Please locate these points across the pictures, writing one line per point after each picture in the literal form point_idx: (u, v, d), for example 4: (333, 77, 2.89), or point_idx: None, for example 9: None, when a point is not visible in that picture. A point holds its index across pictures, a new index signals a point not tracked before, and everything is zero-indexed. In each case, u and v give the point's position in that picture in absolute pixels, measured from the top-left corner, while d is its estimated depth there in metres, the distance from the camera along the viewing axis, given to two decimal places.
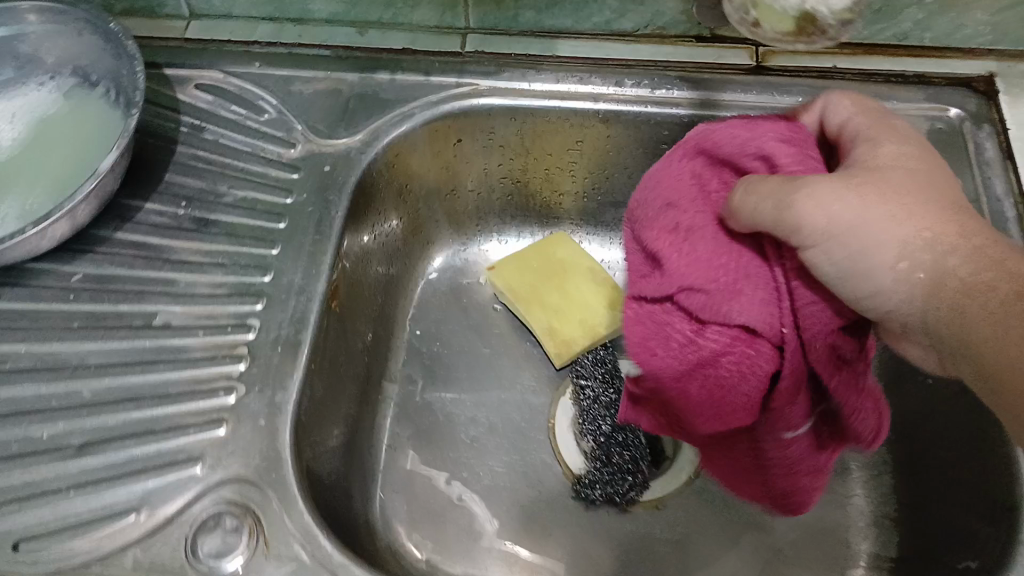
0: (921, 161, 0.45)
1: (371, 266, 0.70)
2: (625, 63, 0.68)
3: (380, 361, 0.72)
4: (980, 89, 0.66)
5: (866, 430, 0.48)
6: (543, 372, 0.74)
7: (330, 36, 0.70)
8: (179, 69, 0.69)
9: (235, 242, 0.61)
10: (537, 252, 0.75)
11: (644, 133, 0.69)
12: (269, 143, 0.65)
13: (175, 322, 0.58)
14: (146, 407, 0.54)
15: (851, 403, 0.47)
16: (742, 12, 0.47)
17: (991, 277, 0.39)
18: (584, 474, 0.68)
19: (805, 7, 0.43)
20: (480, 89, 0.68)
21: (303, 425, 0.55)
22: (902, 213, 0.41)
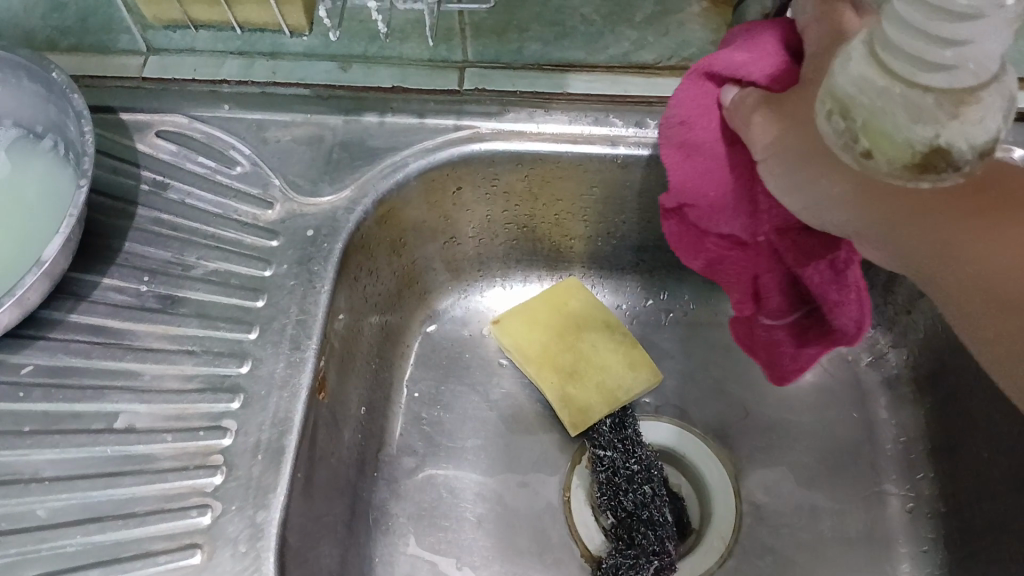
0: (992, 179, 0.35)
1: (365, 330, 0.62)
2: (645, 100, 0.60)
3: (375, 435, 0.64)
4: None
5: (849, 325, 0.46)
6: (556, 436, 0.66)
7: (308, 74, 0.61)
8: (137, 114, 0.61)
9: (207, 324, 0.53)
10: (547, 303, 0.68)
11: (667, 179, 0.61)
12: (242, 203, 0.58)
13: (140, 424, 0.50)
14: (110, 530, 0.47)
15: (828, 296, 0.46)
16: (847, 137, 0.31)
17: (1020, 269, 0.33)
18: (604, 557, 0.60)
19: (939, 140, 0.29)
20: (481, 132, 0.60)
21: (289, 545, 0.48)
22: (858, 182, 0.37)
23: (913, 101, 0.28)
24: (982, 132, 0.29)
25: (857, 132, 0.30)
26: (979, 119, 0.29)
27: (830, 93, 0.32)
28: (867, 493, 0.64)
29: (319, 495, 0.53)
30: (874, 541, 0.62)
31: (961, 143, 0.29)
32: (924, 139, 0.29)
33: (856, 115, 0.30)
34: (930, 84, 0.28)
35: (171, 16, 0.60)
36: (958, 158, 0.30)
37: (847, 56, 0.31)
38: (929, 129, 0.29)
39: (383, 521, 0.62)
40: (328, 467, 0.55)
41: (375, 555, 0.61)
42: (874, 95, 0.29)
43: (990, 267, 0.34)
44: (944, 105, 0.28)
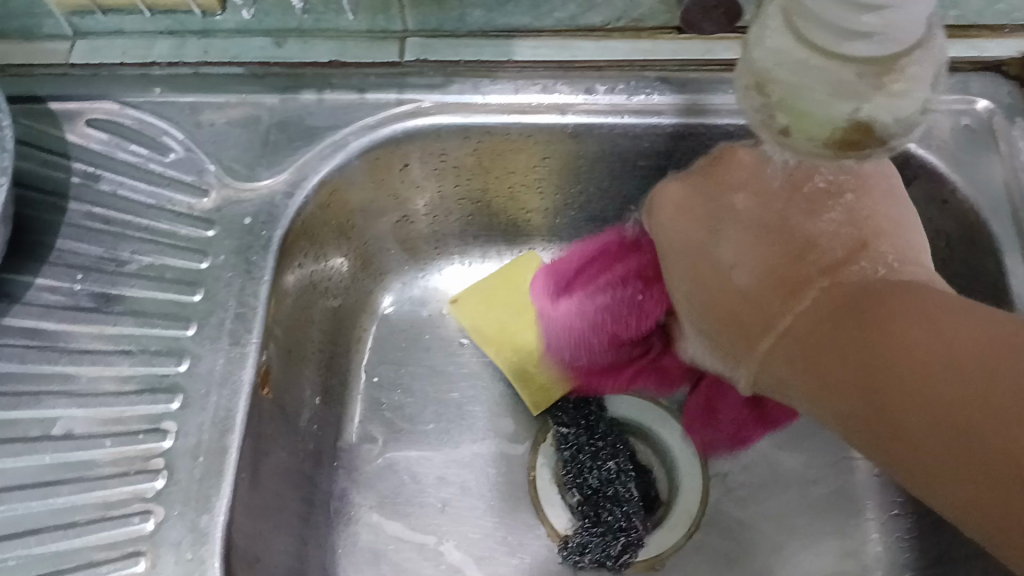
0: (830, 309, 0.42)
1: (316, 316, 0.60)
2: (594, 65, 0.58)
3: (333, 423, 0.62)
4: (1013, 75, 0.57)
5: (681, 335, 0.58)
6: (520, 416, 0.65)
7: (241, 50, 0.59)
8: (67, 103, 0.58)
9: (142, 322, 0.51)
10: (505, 280, 0.67)
11: (621, 147, 0.59)
12: (176, 192, 0.55)
13: (77, 429, 0.48)
14: (49, 540, 0.45)
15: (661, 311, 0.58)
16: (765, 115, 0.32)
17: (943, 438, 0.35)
18: (571, 536, 0.59)
19: (860, 114, 0.29)
20: (425, 106, 0.57)
21: (235, 547, 0.46)
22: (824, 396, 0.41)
23: (832, 78, 0.28)
24: (907, 104, 0.29)
25: (776, 111, 0.31)
26: (902, 91, 0.29)
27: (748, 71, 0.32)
28: (837, 460, 0.62)
29: (268, 493, 0.51)
30: (845, 509, 0.61)
31: (884, 115, 0.29)
32: (845, 116, 0.29)
33: (775, 95, 0.30)
34: (850, 59, 0.28)
35: (79, 1, 0.56)
36: (884, 131, 0.30)
37: (764, 30, 0.31)
38: (850, 105, 0.29)
39: (344, 511, 0.61)
40: (277, 462, 0.53)
41: (337, 546, 0.59)
42: (792, 72, 0.29)
43: (901, 412, 0.37)
44: (864, 80, 0.28)
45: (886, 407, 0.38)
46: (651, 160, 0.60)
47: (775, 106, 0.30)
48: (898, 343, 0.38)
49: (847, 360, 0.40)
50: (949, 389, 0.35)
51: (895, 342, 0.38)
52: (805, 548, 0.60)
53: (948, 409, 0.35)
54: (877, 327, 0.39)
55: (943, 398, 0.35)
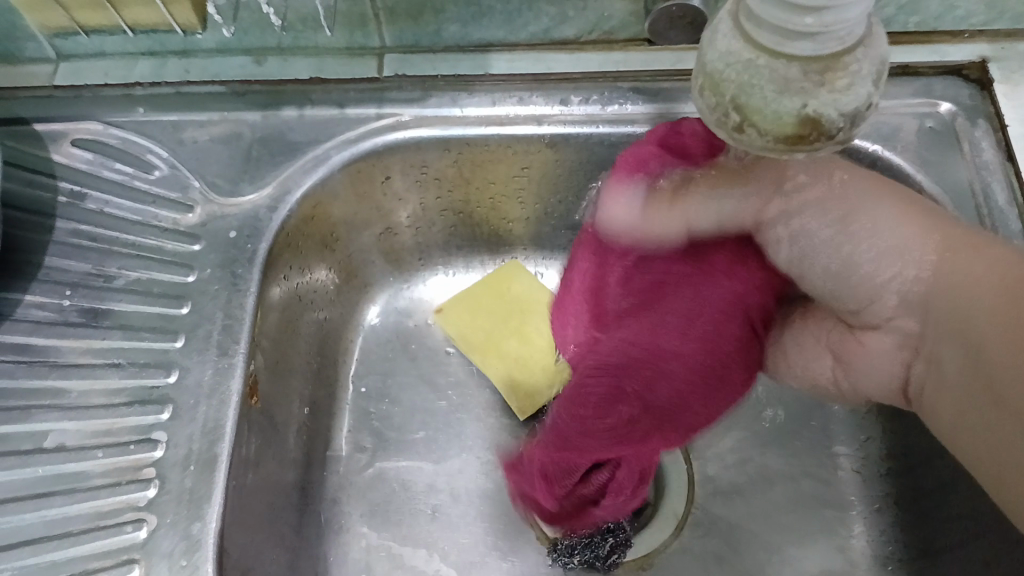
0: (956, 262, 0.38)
1: (303, 328, 0.61)
2: (568, 77, 0.59)
3: (321, 434, 0.63)
4: (972, 77, 0.59)
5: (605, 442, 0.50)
6: (506, 422, 0.66)
7: (222, 69, 0.60)
8: (52, 124, 0.58)
9: (131, 336, 0.52)
10: (490, 289, 0.68)
11: (597, 156, 0.60)
12: (161, 208, 0.56)
13: (69, 442, 0.49)
14: (43, 551, 0.46)
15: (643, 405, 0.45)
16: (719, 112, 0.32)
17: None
18: (559, 538, 0.60)
19: (807, 110, 0.30)
20: (405, 119, 0.59)
21: (228, 555, 0.47)
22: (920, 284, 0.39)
23: (778, 73, 0.29)
24: (853, 99, 0.30)
25: (728, 106, 0.31)
26: (848, 86, 0.30)
27: (700, 67, 0.32)
28: (818, 457, 0.64)
29: (259, 504, 0.52)
30: (827, 504, 0.62)
31: (831, 112, 0.30)
32: (793, 111, 0.30)
33: (724, 90, 0.31)
34: (795, 53, 0.29)
35: (61, 23, 0.57)
36: (831, 126, 0.31)
37: (715, 29, 0.31)
38: (797, 100, 0.29)
39: (335, 520, 0.61)
40: (267, 473, 0.54)
41: (329, 554, 0.60)
42: (741, 68, 0.30)
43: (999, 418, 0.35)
44: (810, 75, 0.29)
45: (982, 353, 0.36)
46: None
47: (727, 101, 0.31)
48: (964, 288, 0.37)
49: (977, 305, 0.37)
50: (974, 292, 0.37)
51: (965, 291, 0.37)
52: (789, 543, 0.61)
53: (987, 323, 0.36)
54: (951, 278, 0.38)
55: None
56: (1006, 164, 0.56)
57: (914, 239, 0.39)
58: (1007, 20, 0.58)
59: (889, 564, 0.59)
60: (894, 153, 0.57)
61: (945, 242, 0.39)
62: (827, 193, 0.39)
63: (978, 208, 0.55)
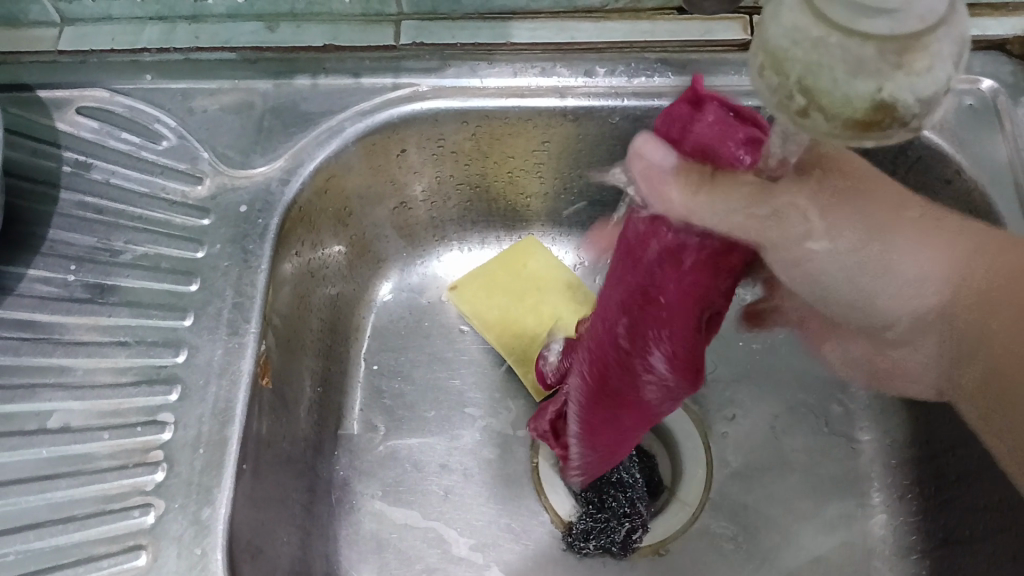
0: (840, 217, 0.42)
1: (315, 304, 0.59)
2: (593, 47, 0.57)
3: (332, 413, 0.62)
4: (1016, 53, 0.56)
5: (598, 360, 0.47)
6: (520, 402, 0.64)
7: (232, 35, 0.58)
8: (56, 90, 0.56)
9: (139, 313, 0.51)
10: (505, 266, 0.66)
11: (622, 131, 0.58)
12: (170, 179, 0.55)
13: (74, 422, 0.48)
14: (49, 535, 0.45)
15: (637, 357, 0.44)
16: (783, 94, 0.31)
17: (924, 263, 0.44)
18: (575, 521, 0.59)
19: (882, 94, 0.28)
20: (422, 90, 0.57)
21: (238, 539, 0.45)
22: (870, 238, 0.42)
23: (851, 53, 0.28)
24: (931, 83, 0.28)
25: (792, 88, 0.30)
26: (927, 68, 0.28)
27: (763, 45, 0.31)
28: (841, 443, 0.62)
29: (270, 485, 0.51)
30: (850, 491, 0.60)
31: (908, 97, 0.28)
32: (866, 94, 0.28)
33: (789, 70, 0.29)
34: (870, 31, 0.27)
35: None
36: (907, 112, 0.29)
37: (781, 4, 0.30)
38: (871, 83, 0.28)
39: (346, 500, 0.60)
40: (278, 453, 0.52)
41: (340, 535, 0.59)
42: (809, 47, 0.28)
43: None
44: (885, 56, 0.27)
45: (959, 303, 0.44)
46: None
47: (791, 83, 0.29)
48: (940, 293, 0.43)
49: (1010, 316, 0.40)
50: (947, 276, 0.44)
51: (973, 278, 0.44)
52: (811, 531, 0.59)
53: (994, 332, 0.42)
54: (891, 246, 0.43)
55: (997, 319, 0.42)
56: None
57: (915, 227, 0.44)
58: None
59: (912, 554, 0.57)
60: (932, 133, 0.54)
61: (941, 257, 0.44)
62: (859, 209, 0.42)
63: (1020, 192, 0.52)
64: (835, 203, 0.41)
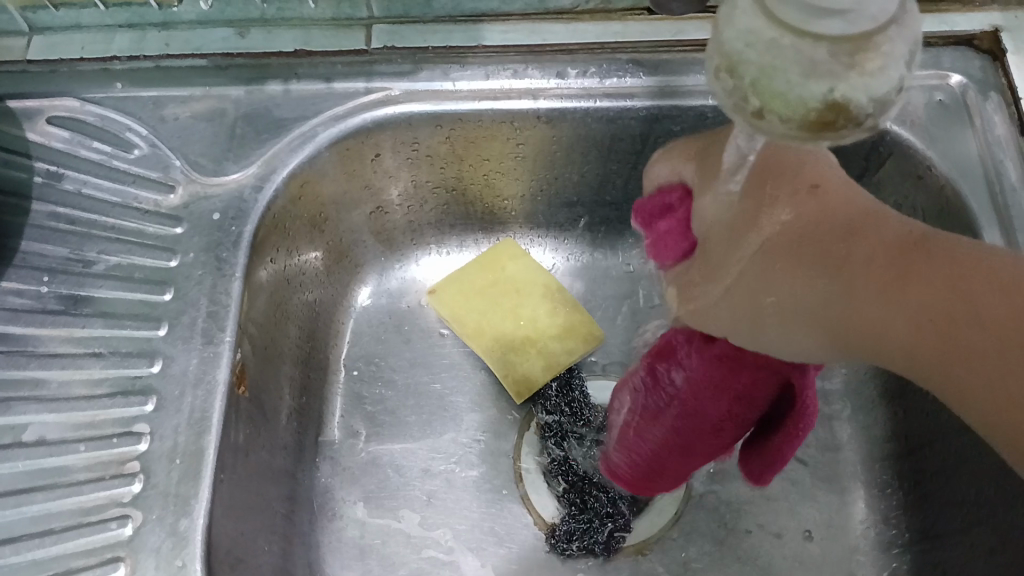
0: (740, 278, 0.40)
1: (292, 311, 0.59)
2: (565, 49, 0.57)
3: (312, 420, 0.61)
4: (984, 48, 0.57)
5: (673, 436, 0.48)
6: (501, 405, 0.64)
7: (203, 43, 0.57)
8: (26, 100, 0.56)
9: (113, 324, 0.50)
10: (484, 268, 0.66)
11: (596, 131, 0.58)
12: (142, 189, 0.54)
13: (50, 435, 0.48)
14: (25, 550, 0.44)
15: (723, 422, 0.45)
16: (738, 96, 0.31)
17: (839, 262, 0.36)
18: (559, 523, 0.59)
19: (835, 94, 0.29)
20: (394, 94, 0.56)
21: (217, 549, 0.45)
22: (767, 267, 0.39)
23: (804, 55, 0.28)
24: (883, 82, 0.29)
25: (747, 91, 0.30)
26: (877, 68, 0.28)
27: (719, 46, 0.31)
28: (822, 438, 0.62)
29: (249, 495, 0.50)
30: (830, 486, 0.61)
31: (861, 97, 0.29)
32: (820, 95, 0.29)
33: (745, 72, 0.30)
34: (823, 33, 0.27)
35: None
36: (860, 111, 0.29)
37: (733, 6, 0.30)
38: (823, 84, 0.28)
39: (328, 507, 0.60)
40: (257, 461, 0.52)
41: (323, 542, 0.59)
42: (763, 49, 0.29)
43: (930, 337, 0.32)
44: (838, 58, 0.28)
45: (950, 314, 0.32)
46: (626, 143, 0.59)
47: (745, 86, 0.30)
48: (889, 295, 0.34)
49: (880, 315, 0.34)
50: (929, 271, 0.33)
51: (960, 284, 0.32)
52: (792, 527, 0.59)
53: (903, 313, 0.33)
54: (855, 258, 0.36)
55: (930, 309, 0.32)
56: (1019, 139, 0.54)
57: (776, 253, 0.39)
58: None
59: (891, 548, 0.57)
60: (902, 129, 0.55)
61: (885, 244, 0.36)
62: (780, 244, 0.39)
63: (990, 185, 0.53)
64: (724, 279, 0.41)
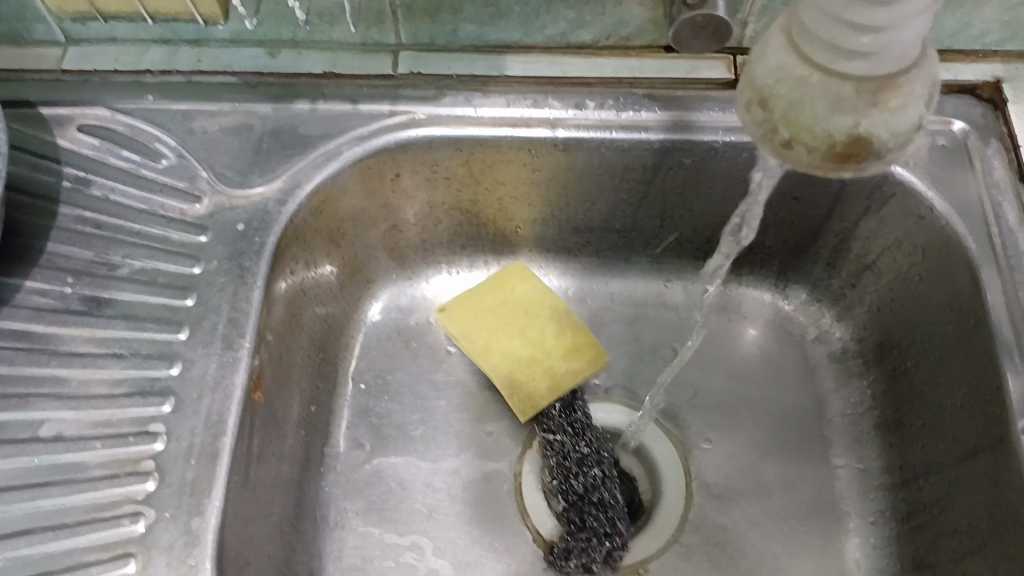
0: None
1: (306, 323, 0.60)
2: (583, 81, 0.59)
3: (320, 430, 0.63)
4: (985, 97, 0.59)
5: None
6: (505, 424, 0.65)
7: (234, 59, 0.60)
8: (59, 108, 0.58)
9: (134, 326, 0.52)
10: (493, 288, 0.67)
11: (609, 161, 0.60)
12: (169, 197, 0.56)
13: (68, 432, 0.49)
14: (38, 543, 0.45)
15: None
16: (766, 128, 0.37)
17: None
18: (557, 540, 0.59)
19: (860, 127, 0.34)
20: (418, 117, 0.59)
21: (227, 550, 0.46)
22: None
23: (832, 91, 0.34)
24: (903, 117, 0.34)
25: (777, 123, 0.36)
26: (899, 106, 0.34)
27: (750, 82, 0.37)
28: (817, 467, 0.63)
29: (258, 500, 0.51)
30: (827, 514, 0.61)
31: (882, 131, 0.34)
32: (846, 128, 0.34)
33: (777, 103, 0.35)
34: (848, 72, 0.33)
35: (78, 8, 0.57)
36: (880, 144, 0.35)
37: (767, 47, 0.36)
38: (850, 117, 0.34)
39: (331, 517, 0.61)
40: (267, 468, 0.53)
41: (325, 552, 0.59)
42: (794, 84, 0.34)
43: None
44: (862, 95, 0.33)
45: None
46: (637, 173, 0.61)
47: (776, 118, 0.36)
48: None
49: None
50: None
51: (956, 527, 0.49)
52: (786, 554, 0.60)
53: None
54: None
55: None
56: (1017, 184, 0.56)
57: None
58: (1020, 42, 0.59)
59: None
60: (905, 170, 0.57)
61: None
62: None
63: (988, 226, 0.55)
64: None
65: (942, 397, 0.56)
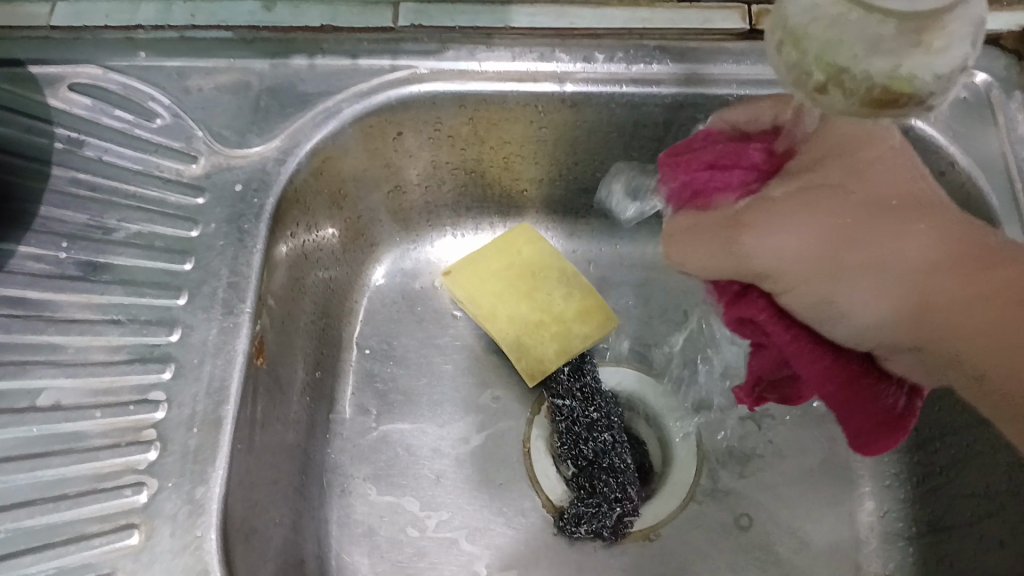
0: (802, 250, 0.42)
1: (308, 287, 0.59)
2: (591, 33, 0.57)
3: (325, 396, 0.62)
4: (1010, 47, 0.57)
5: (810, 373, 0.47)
6: (512, 389, 0.64)
7: (229, 14, 0.57)
8: (49, 66, 0.55)
9: (132, 292, 0.50)
10: (500, 250, 0.65)
11: (619, 118, 0.58)
12: (165, 158, 0.54)
13: (66, 400, 0.47)
14: (39, 514, 0.44)
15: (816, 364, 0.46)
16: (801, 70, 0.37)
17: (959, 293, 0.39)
18: (566, 506, 0.58)
19: (901, 68, 0.33)
20: (420, 73, 0.56)
21: (232, 518, 0.45)
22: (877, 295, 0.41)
23: (871, 32, 0.32)
24: (946, 58, 0.34)
25: (811, 65, 0.35)
26: (943, 46, 0.33)
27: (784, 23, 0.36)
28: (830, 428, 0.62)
29: (263, 467, 0.50)
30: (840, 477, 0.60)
31: (924, 72, 0.34)
32: (884, 70, 0.33)
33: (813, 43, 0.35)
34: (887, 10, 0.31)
35: None
36: (921, 87, 0.34)
37: None
38: (890, 59, 0.33)
39: (338, 483, 0.60)
40: (272, 435, 0.52)
41: (332, 519, 0.59)
42: (830, 24, 0.33)
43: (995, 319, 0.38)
44: (903, 36, 0.32)
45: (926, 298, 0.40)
46: (649, 130, 0.59)
47: (810, 59, 0.35)
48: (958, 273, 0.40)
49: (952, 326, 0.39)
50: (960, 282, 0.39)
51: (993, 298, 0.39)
52: (798, 517, 0.59)
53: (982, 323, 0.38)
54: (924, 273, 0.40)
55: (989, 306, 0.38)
56: None
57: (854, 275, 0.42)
58: None
59: (898, 540, 0.58)
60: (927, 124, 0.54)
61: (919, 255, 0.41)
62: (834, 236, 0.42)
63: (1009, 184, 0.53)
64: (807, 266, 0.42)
65: (942, 203, 0.43)
